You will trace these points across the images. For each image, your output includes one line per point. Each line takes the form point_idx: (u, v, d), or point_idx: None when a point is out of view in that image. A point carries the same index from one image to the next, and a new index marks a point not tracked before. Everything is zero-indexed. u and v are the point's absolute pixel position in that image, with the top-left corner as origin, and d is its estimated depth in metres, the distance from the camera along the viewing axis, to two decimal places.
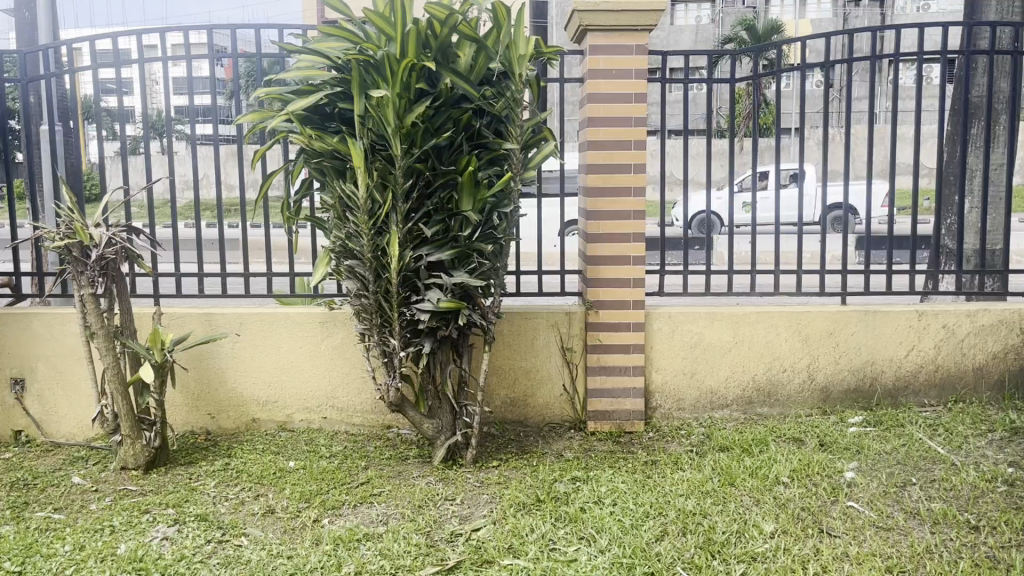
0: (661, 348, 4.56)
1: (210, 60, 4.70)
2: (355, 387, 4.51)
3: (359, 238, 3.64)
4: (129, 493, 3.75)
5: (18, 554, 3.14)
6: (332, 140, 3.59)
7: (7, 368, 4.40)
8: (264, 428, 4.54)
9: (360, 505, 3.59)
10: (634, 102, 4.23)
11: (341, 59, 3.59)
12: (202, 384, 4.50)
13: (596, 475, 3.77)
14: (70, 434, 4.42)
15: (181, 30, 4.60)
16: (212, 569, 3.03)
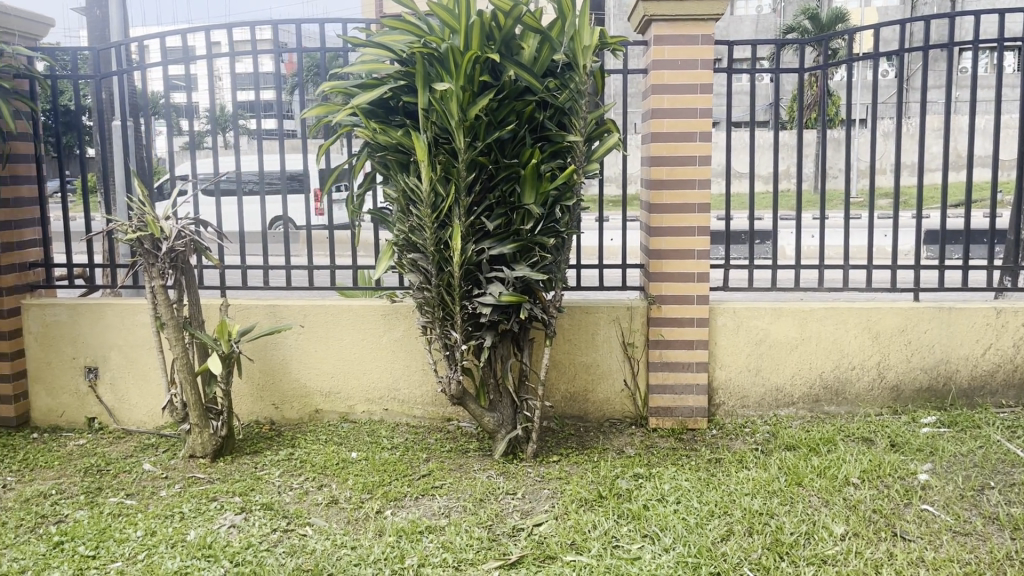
0: (724, 344, 4.48)
1: (275, 56, 4.73)
2: (415, 379, 4.53)
3: (422, 231, 3.65)
4: (197, 480, 3.83)
5: (93, 539, 3.22)
6: (396, 134, 3.60)
7: (82, 357, 4.53)
8: (327, 418, 4.59)
9: (422, 497, 3.60)
10: (700, 94, 4.15)
11: (406, 52, 3.59)
12: (267, 374, 4.58)
13: (659, 473, 3.72)
14: (141, 422, 4.53)
15: (246, 26, 4.65)
16: (278, 557, 3.07)
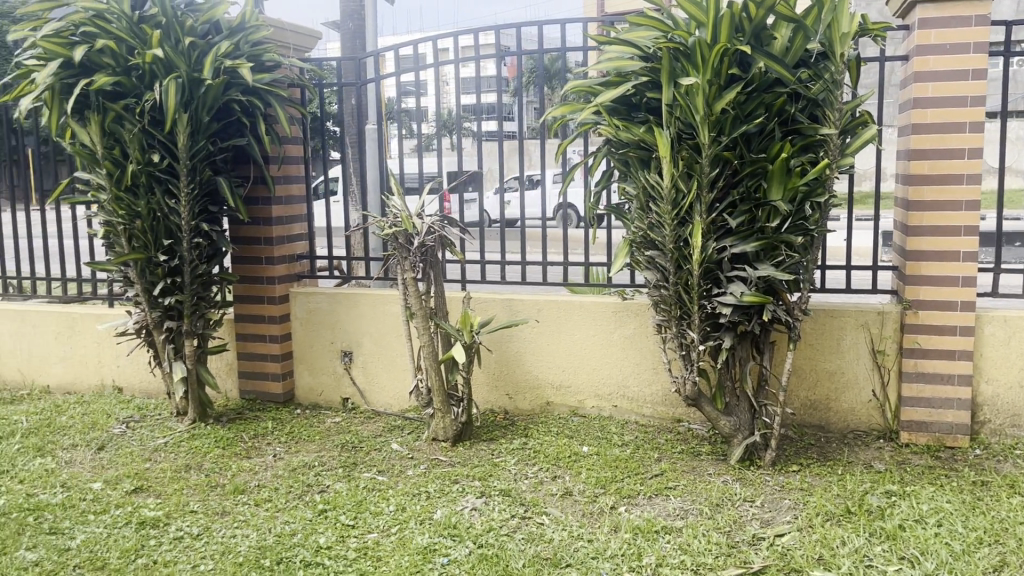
0: (992, 357, 4.05)
1: (497, 60, 4.90)
2: (646, 377, 4.50)
3: (661, 228, 3.61)
4: (439, 463, 4.05)
5: (352, 509, 3.50)
6: (639, 130, 3.58)
7: (338, 342, 4.94)
8: (558, 412, 4.68)
9: (656, 496, 3.57)
10: (972, 80, 3.78)
11: (651, 48, 3.56)
12: (502, 366, 4.74)
13: (915, 492, 3.43)
14: (388, 404, 4.86)
15: (471, 32, 4.85)
16: (518, 543, 3.17)
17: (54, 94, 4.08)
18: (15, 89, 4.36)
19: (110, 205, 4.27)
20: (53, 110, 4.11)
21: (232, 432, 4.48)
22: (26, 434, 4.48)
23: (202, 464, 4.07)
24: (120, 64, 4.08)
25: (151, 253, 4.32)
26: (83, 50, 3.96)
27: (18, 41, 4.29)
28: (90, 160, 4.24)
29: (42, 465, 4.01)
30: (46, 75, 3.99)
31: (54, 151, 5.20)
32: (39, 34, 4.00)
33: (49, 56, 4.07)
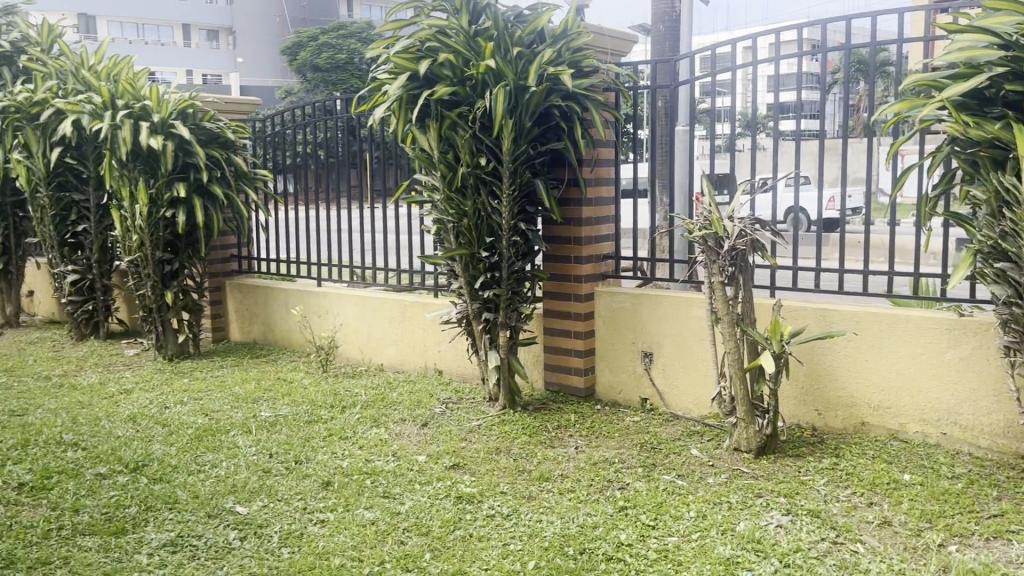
0: None
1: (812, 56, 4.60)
2: (984, 405, 4.00)
3: (1017, 237, 3.19)
4: (741, 474, 3.93)
5: (652, 510, 3.52)
6: (993, 127, 3.18)
7: (640, 343, 4.98)
8: (874, 433, 4.33)
9: (995, 539, 3.17)
10: None
11: (1012, 35, 3.15)
12: (812, 379, 4.49)
13: None
14: (687, 409, 4.81)
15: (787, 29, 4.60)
16: (829, 569, 2.98)
17: (402, 104, 4.55)
18: (369, 101, 4.94)
19: (443, 204, 4.71)
20: (399, 119, 4.60)
21: (537, 421, 4.70)
22: (364, 405, 5.07)
23: (511, 448, 4.32)
24: (457, 75, 4.46)
25: (475, 249, 4.68)
26: (428, 63, 4.37)
27: (374, 58, 4.84)
28: (427, 164, 4.70)
29: (376, 434, 4.51)
30: (396, 87, 4.47)
31: (395, 155, 5.83)
32: (392, 51, 4.47)
33: (399, 70, 4.56)
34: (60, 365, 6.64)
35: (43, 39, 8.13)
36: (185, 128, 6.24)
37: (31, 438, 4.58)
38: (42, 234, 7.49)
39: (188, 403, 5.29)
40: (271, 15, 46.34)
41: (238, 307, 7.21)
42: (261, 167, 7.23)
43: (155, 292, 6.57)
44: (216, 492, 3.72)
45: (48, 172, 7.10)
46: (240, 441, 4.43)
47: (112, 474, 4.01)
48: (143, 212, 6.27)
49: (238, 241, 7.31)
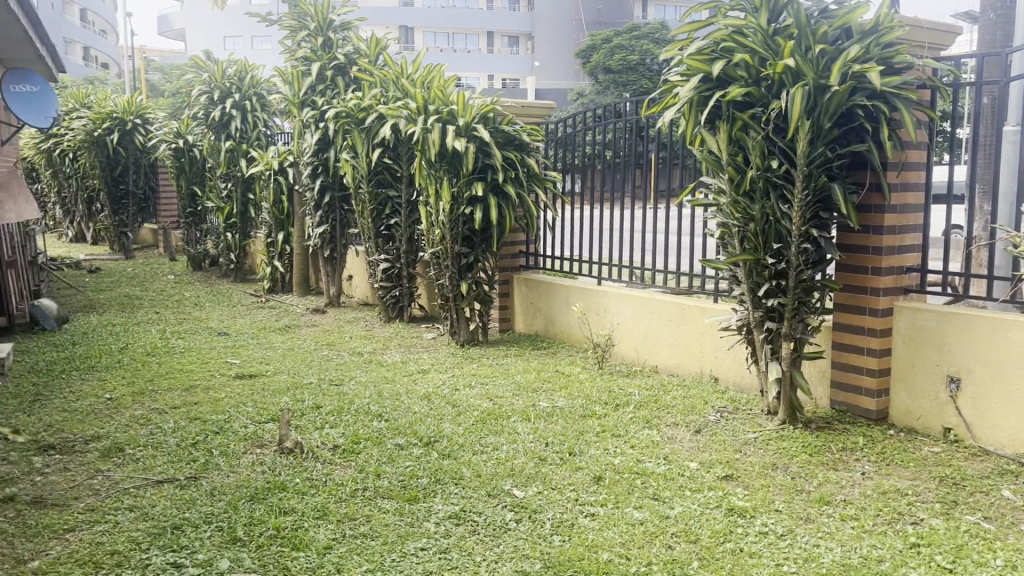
0: None
1: None
2: None
3: None
4: None
5: (950, 551, 3.17)
6: None
7: (946, 366, 4.51)
8: None
9: None
10: None
11: None
12: None
13: None
14: (1001, 445, 4.27)
15: None
16: None
17: (692, 106, 4.54)
18: (660, 103, 4.98)
19: (728, 208, 4.66)
20: (689, 121, 4.59)
21: (821, 440, 4.43)
22: (638, 405, 5.10)
23: (790, 466, 4.12)
24: (752, 75, 4.36)
25: (760, 255, 4.55)
26: (722, 65, 4.31)
27: (667, 60, 4.85)
28: (715, 167, 4.65)
29: (649, 435, 4.52)
30: (688, 89, 4.47)
31: (683, 156, 5.77)
32: (686, 53, 4.45)
33: (693, 72, 4.54)
34: (370, 343, 7.44)
35: (371, 51, 9.03)
36: (486, 131, 6.71)
37: (345, 406, 5.18)
38: (362, 225, 8.44)
39: (476, 387, 5.68)
40: (568, 20, 47.98)
41: (524, 301, 7.58)
42: (552, 167, 7.50)
43: (452, 283, 7.12)
44: (497, 474, 3.96)
45: (369, 171, 8.04)
46: (520, 428, 4.67)
47: (408, 446, 4.42)
48: (445, 208, 6.86)
49: (527, 238, 7.69)
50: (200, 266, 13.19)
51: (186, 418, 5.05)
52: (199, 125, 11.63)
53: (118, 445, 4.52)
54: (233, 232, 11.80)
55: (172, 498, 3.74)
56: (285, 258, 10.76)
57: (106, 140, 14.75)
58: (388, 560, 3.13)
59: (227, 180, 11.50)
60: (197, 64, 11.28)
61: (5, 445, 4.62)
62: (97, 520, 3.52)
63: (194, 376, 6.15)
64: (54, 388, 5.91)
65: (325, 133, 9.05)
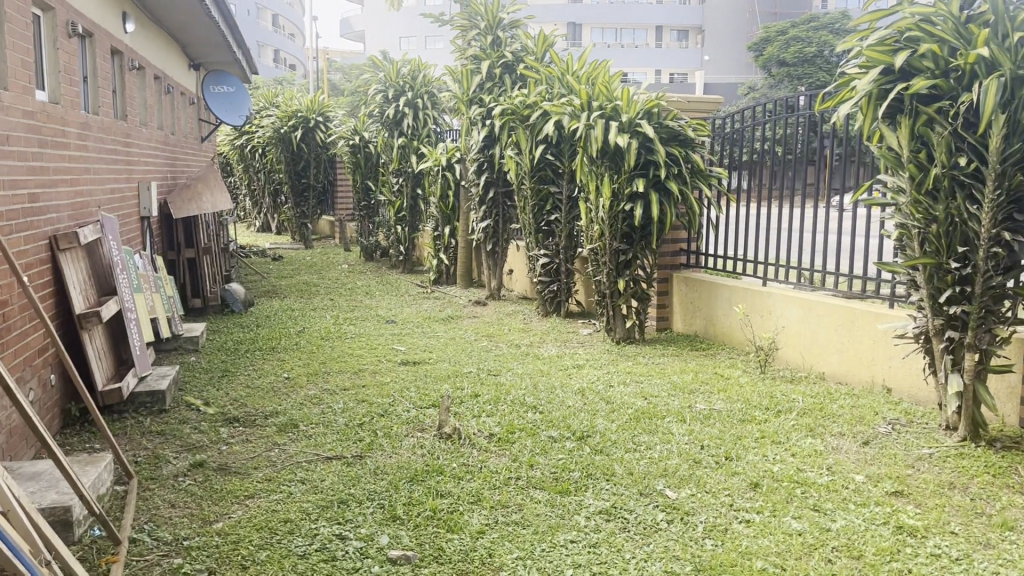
0: None
1: None
2: None
3: None
4: None
5: None
6: None
7: None
8: None
9: None
10: None
11: None
12: None
13: None
14: None
15: None
16: None
17: (871, 99, 4.30)
18: (835, 97, 4.75)
19: (907, 207, 4.39)
20: (867, 116, 4.35)
21: (1006, 460, 4.08)
22: (801, 413, 4.90)
23: (969, 486, 3.81)
24: (940, 66, 4.08)
25: (942, 259, 4.25)
26: (905, 56, 4.05)
27: (845, 51, 4.62)
28: (894, 164, 4.39)
29: (811, 444, 4.33)
30: (867, 82, 4.23)
31: (859, 152, 5.46)
32: (866, 44, 4.22)
33: (873, 64, 4.30)
34: (527, 336, 7.57)
35: (537, 48, 9.14)
36: (649, 127, 6.64)
37: (502, 396, 5.31)
38: (524, 221, 8.60)
39: (631, 384, 5.65)
40: (741, 12, 46.51)
41: (683, 300, 7.45)
42: (718, 163, 7.29)
43: (610, 279, 7.12)
44: (649, 473, 3.93)
45: (532, 167, 8.18)
46: (675, 428, 4.61)
47: (561, 439, 4.47)
48: (605, 204, 6.87)
49: (689, 235, 7.53)
50: (372, 256, 13.87)
51: (354, 399, 5.35)
52: (374, 122, 12.23)
53: (293, 421, 4.85)
54: (402, 225, 12.33)
55: (340, 474, 3.97)
56: (450, 251, 11.13)
57: (291, 137, 15.81)
58: (538, 549, 3.18)
59: (398, 174, 12.02)
60: (374, 64, 11.86)
61: (197, 416, 5.07)
62: (273, 490, 3.80)
63: (363, 361, 6.50)
64: (240, 365, 6.42)
65: (490, 129, 9.29)
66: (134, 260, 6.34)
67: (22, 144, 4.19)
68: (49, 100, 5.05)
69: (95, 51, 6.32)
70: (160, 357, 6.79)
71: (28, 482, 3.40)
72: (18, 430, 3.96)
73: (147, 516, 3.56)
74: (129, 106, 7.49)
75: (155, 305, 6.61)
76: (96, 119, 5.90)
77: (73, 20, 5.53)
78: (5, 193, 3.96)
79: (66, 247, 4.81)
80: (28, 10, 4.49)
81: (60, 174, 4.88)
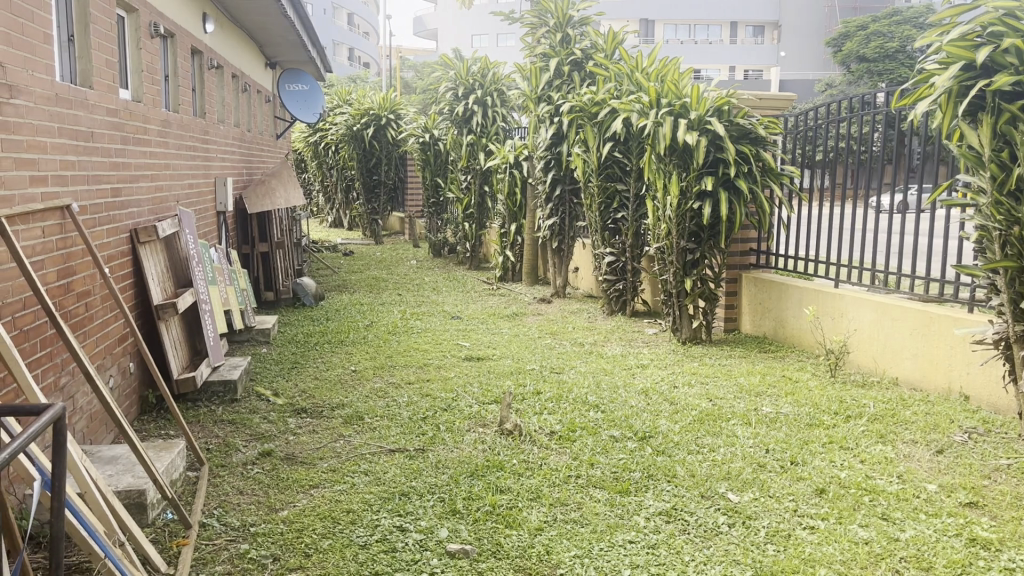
0: None
1: None
2: None
3: None
4: None
5: None
6: None
7: None
8: None
9: None
10: None
11: None
12: None
13: None
14: None
15: None
16: None
17: (951, 97, 4.15)
18: (913, 93, 4.60)
19: (988, 209, 4.22)
20: (947, 114, 4.20)
21: None
22: (872, 418, 4.76)
23: None
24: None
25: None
26: (988, 51, 3.89)
27: (924, 47, 4.46)
28: (975, 163, 4.23)
29: (882, 451, 4.21)
30: (946, 79, 4.09)
31: (937, 150, 5.27)
32: (945, 39, 4.08)
33: (954, 59, 4.15)
34: (592, 335, 7.53)
35: (607, 45, 9.08)
36: (719, 124, 6.53)
37: (564, 394, 5.30)
38: (591, 219, 8.57)
39: (696, 386, 5.58)
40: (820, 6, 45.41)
41: (752, 301, 7.32)
42: (790, 161, 7.12)
43: (676, 279, 7.05)
44: (712, 476, 3.87)
45: (599, 165, 8.15)
46: (739, 431, 4.53)
47: (623, 438, 4.45)
48: (673, 203, 6.80)
49: (759, 235, 7.38)
50: (440, 252, 14.01)
51: (418, 394, 5.41)
52: (444, 119, 12.34)
53: (359, 414, 4.94)
54: (471, 222, 12.42)
55: (402, 467, 4.03)
56: (517, 248, 11.16)
57: (364, 134, 16.07)
58: (596, 548, 3.18)
59: (467, 172, 12.09)
60: (445, 62, 11.96)
61: (266, 406, 5.21)
62: (337, 480, 3.88)
63: (428, 356, 6.58)
64: (309, 358, 6.56)
65: (558, 127, 9.27)
66: (210, 254, 6.54)
67: (106, 141, 4.37)
68: (132, 98, 5.26)
69: (177, 51, 6.53)
70: (233, 348, 7.00)
71: (106, 465, 3.55)
72: (98, 415, 4.14)
73: (217, 502, 3.68)
74: (208, 104, 7.72)
75: (229, 298, 6.81)
76: (176, 116, 6.10)
77: (155, 21, 5.73)
78: (90, 188, 4.14)
79: (145, 240, 5.00)
80: (113, 12, 4.68)
81: (141, 171, 5.07)
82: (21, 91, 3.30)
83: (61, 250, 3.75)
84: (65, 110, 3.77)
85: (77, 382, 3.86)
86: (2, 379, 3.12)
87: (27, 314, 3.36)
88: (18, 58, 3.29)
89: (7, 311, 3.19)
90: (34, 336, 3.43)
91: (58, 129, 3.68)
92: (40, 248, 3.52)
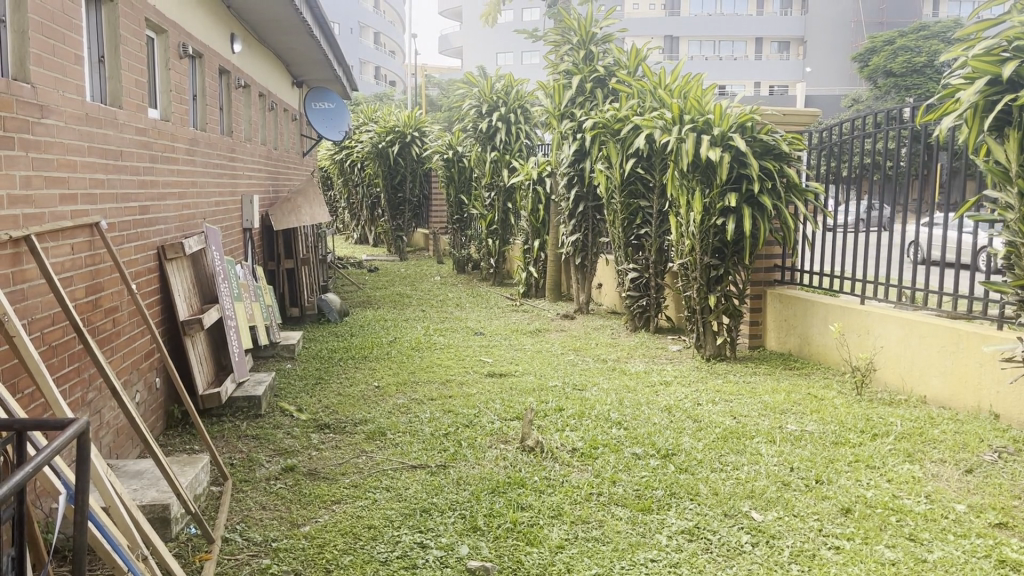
0: None
1: None
2: None
3: None
4: None
5: None
6: None
7: None
8: None
9: None
10: None
11: None
12: None
13: None
14: None
15: None
16: None
17: (977, 111, 4.11)
18: (939, 107, 4.56)
19: (1017, 224, 4.18)
20: (973, 128, 4.17)
21: None
22: (899, 437, 4.69)
23: None
24: None
25: None
26: (1014, 67, 3.83)
27: (949, 61, 4.41)
28: (1002, 178, 4.22)
29: (909, 470, 4.14)
30: (972, 93, 4.05)
31: (964, 163, 5.22)
32: (970, 54, 4.02)
33: (979, 74, 4.08)
34: (614, 351, 7.52)
35: (630, 62, 9.06)
36: (743, 140, 6.50)
37: (586, 411, 5.28)
38: (614, 235, 8.56)
39: (720, 403, 5.54)
40: (847, 23, 45.36)
41: (777, 317, 7.25)
42: (815, 177, 7.02)
43: (700, 295, 7.01)
44: (735, 494, 3.84)
45: (622, 181, 8.14)
46: (764, 449, 4.49)
47: (645, 456, 4.42)
48: (696, 219, 6.77)
49: (783, 251, 7.30)
50: (463, 268, 14.07)
51: (440, 409, 5.43)
52: (469, 136, 12.40)
53: (381, 430, 4.96)
54: (494, 237, 12.44)
55: (424, 483, 4.03)
56: (540, 264, 11.17)
57: (389, 151, 16.16)
58: (618, 566, 3.15)
59: (491, 189, 12.10)
60: (469, 80, 12.01)
61: (291, 421, 5.25)
62: (358, 496, 3.89)
63: (450, 371, 6.60)
64: (333, 373, 6.60)
65: (582, 144, 9.26)
66: (236, 270, 6.60)
67: (135, 159, 4.44)
68: (161, 117, 5.36)
69: (204, 70, 6.63)
70: (258, 364, 7.04)
71: (132, 479, 3.60)
72: (124, 430, 4.19)
73: (240, 517, 3.71)
74: (235, 122, 7.81)
75: (255, 314, 6.88)
76: (203, 135, 6.18)
77: (184, 42, 5.81)
78: (119, 206, 4.21)
79: (172, 256, 5.07)
80: (142, 32, 4.75)
81: (169, 188, 5.14)
82: (52, 111, 3.37)
83: (90, 267, 3.81)
84: (95, 129, 3.84)
85: (103, 397, 3.91)
86: (30, 395, 3.17)
87: (55, 330, 3.41)
88: (50, 79, 3.37)
89: (35, 327, 3.24)
90: (62, 351, 3.47)
91: (88, 148, 3.75)
92: (69, 265, 3.58)
